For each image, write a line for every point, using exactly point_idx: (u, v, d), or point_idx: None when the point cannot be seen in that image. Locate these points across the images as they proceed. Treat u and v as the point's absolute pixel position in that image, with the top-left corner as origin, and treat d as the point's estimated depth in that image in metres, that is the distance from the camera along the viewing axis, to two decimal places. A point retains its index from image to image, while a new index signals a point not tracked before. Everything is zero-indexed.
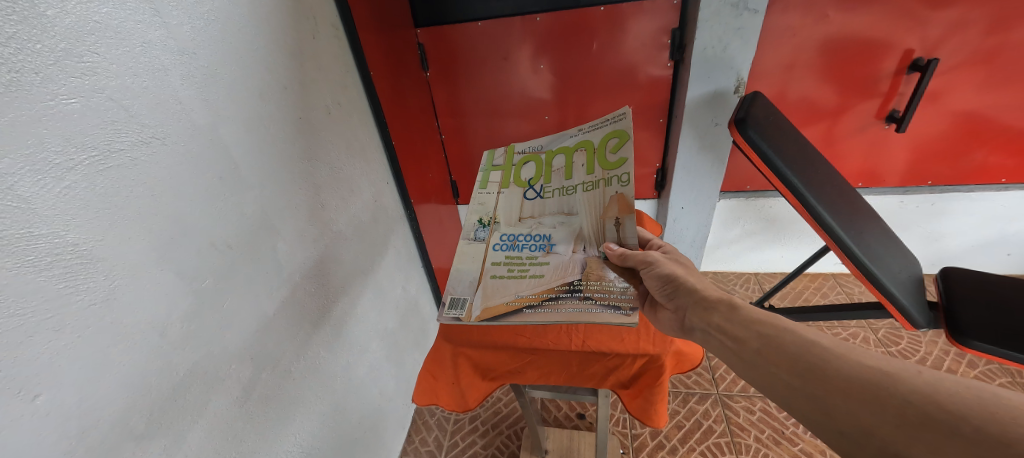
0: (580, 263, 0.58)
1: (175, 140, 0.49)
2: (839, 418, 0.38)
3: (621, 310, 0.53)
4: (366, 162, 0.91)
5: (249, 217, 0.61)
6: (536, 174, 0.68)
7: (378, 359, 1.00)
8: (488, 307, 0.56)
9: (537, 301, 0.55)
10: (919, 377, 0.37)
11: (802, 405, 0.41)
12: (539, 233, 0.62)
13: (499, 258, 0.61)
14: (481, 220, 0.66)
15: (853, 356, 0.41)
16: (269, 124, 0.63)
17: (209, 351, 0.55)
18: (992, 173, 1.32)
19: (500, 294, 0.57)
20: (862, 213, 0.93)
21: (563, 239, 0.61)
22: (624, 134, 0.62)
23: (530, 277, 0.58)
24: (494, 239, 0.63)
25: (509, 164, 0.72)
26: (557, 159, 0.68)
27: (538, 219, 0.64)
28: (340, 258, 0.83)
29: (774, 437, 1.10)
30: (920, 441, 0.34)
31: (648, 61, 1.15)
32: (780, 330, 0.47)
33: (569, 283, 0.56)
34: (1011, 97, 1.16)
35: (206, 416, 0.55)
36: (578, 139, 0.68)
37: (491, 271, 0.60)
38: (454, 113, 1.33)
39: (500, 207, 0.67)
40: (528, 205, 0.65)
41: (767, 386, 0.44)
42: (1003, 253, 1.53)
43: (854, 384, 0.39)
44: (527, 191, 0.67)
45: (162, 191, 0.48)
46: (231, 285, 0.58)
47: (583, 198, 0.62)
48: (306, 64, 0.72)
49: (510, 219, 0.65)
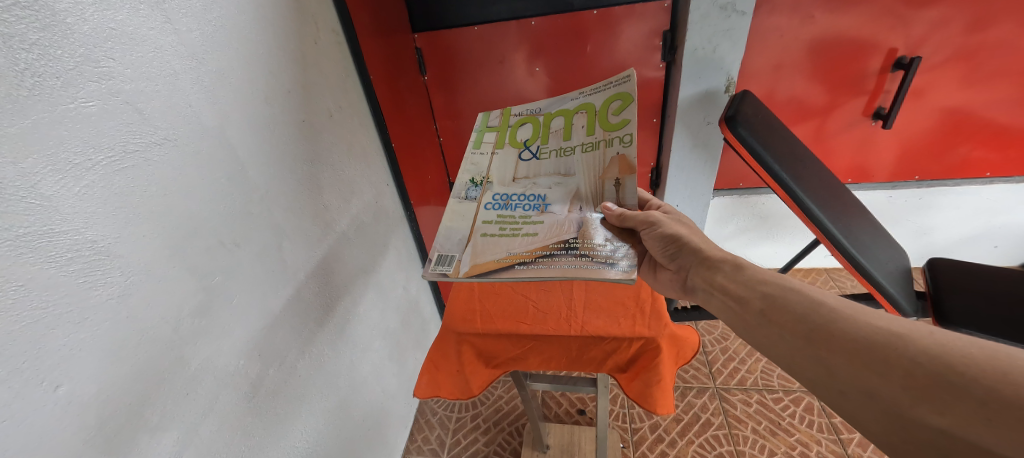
0: (576, 222, 0.59)
1: (186, 142, 0.51)
2: (842, 378, 0.39)
3: (619, 266, 0.53)
4: (367, 163, 0.93)
5: (256, 216, 0.62)
6: (532, 134, 0.70)
7: (380, 356, 1.01)
8: (478, 263, 0.56)
9: (530, 257, 0.55)
10: (931, 337, 0.37)
11: (804, 364, 0.42)
12: (533, 193, 0.64)
13: (489, 218, 0.62)
14: (473, 180, 0.67)
15: (860, 316, 0.41)
16: (273, 126, 0.65)
17: (219, 346, 0.56)
18: (976, 167, 1.35)
19: (490, 252, 0.57)
20: (849, 206, 0.95)
21: (558, 199, 0.62)
22: (628, 97, 0.64)
23: (521, 235, 0.59)
24: (486, 199, 0.65)
25: (505, 125, 0.73)
26: (556, 120, 0.70)
27: (531, 179, 0.65)
28: (343, 257, 0.85)
29: (771, 428, 1.12)
30: (926, 401, 0.35)
31: (641, 62, 1.18)
32: (786, 292, 0.48)
33: (565, 241, 0.56)
34: (991, 93, 1.19)
35: (217, 409, 0.56)
36: (579, 102, 0.69)
37: (481, 229, 0.61)
38: (452, 116, 1.35)
39: (494, 166, 0.69)
40: (523, 166, 0.67)
41: (774, 346, 0.46)
42: (990, 245, 1.56)
43: (858, 342, 0.39)
44: (523, 152, 0.69)
45: (174, 190, 0.50)
46: (240, 281, 0.59)
47: (581, 159, 0.64)
48: (309, 69, 0.74)
49: (503, 179, 0.67)
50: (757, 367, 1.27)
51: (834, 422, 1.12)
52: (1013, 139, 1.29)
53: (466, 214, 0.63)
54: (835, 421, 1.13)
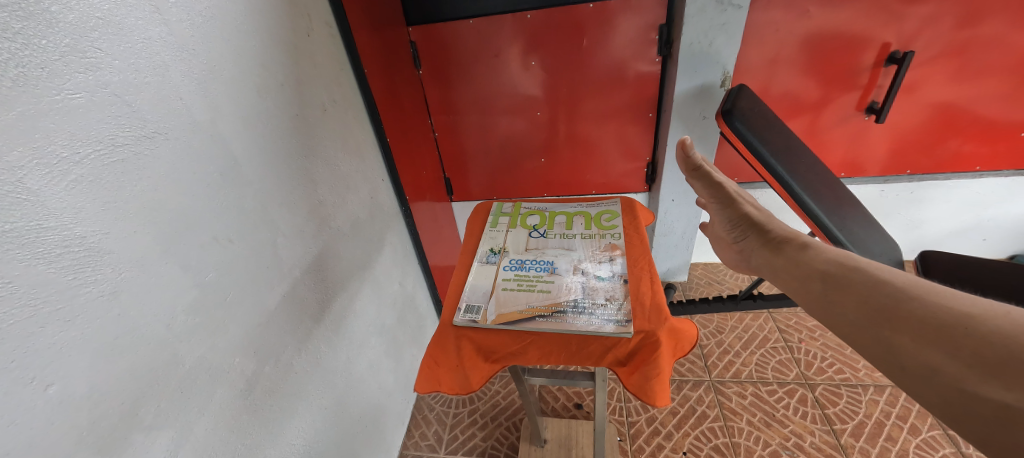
0: (580, 288, 0.56)
1: (176, 135, 0.50)
2: (903, 352, 0.42)
3: (617, 321, 0.51)
4: (362, 159, 0.92)
5: (250, 212, 0.61)
6: (540, 222, 0.69)
7: (377, 353, 1.01)
8: (502, 313, 0.53)
9: (549, 311, 0.53)
10: (1006, 317, 0.39)
11: (865, 339, 0.45)
12: (543, 259, 0.61)
13: (508, 275, 0.59)
14: (491, 249, 0.65)
15: (926, 296, 0.44)
16: (266, 120, 0.64)
17: (213, 343, 0.55)
18: (966, 161, 1.36)
19: (512, 303, 0.55)
20: (844, 201, 0.96)
21: (565, 265, 0.60)
22: (617, 212, 0.69)
23: (538, 291, 0.56)
24: (504, 263, 0.62)
25: (516, 212, 0.73)
26: (559, 216, 0.70)
27: (544, 250, 0.63)
28: (338, 253, 0.84)
29: (765, 420, 1.13)
30: (994, 378, 0.36)
31: (637, 57, 1.17)
32: (848, 270, 0.51)
33: (575, 300, 0.54)
34: (982, 88, 1.21)
35: (213, 407, 0.56)
36: (578, 208, 0.72)
37: (501, 285, 0.58)
38: (447, 111, 1.34)
39: (509, 239, 0.66)
40: (533, 241, 0.66)
41: (830, 321, 0.49)
42: (979, 238, 1.58)
43: (926, 320, 0.42)
44: (532, 232, 0.67)
45: (165, 185, 0.48)
46: (234, 278, 0.58)
47: (582, 242, 0.64)
48: (302, 62, 0.72)
49: (518, 248, 0.64)
50: (752, 361, 1.29)
51: (827, 413, 1.14)
52: (1002, 133, 1.29)
53: (488, 274, 0.60)
54: (828, 411, 1.14)
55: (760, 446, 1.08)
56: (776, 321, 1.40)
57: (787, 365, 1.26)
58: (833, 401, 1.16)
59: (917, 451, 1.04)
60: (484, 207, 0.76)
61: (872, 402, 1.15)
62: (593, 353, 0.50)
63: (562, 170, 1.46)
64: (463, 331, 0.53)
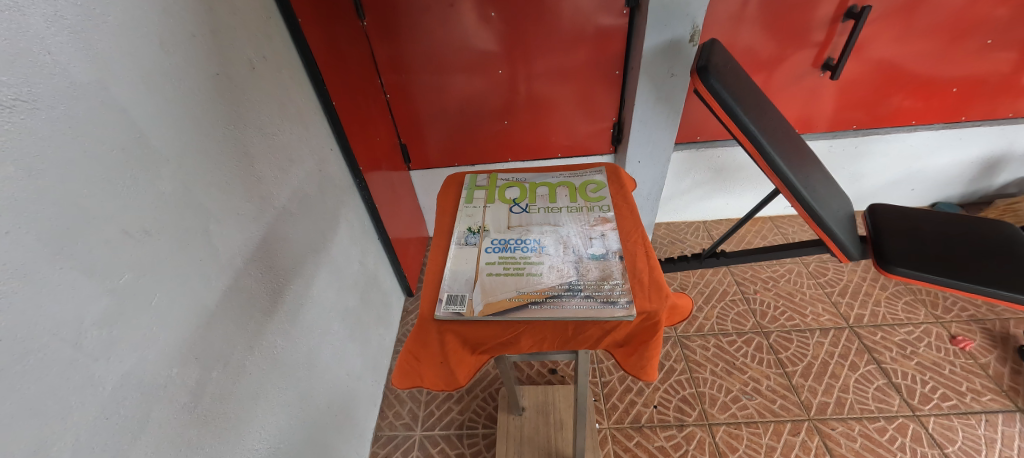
0: (573, 267, 0.52)
1: (50, 104, 0.38)
2: None
3: (619, 304, 0.47)
4: (299, 125, 0.80)
5: (169, 197, 0.51)
6: (520, 195, 0.64)
7: (339, 338, 0.94)
8: (490, 302, 0.48)
9: (540, 297, 0.48)
10: None
11: None
12: (529, 238, 0.56)
13: (491, 258, 0.53)
14: (469, 229, 0.58)
15: None
16: (177, 81, 0.52)
17: (141, 358, 0.46)
18: (904, 115, 1.44)
19: (500, 290, 0.49)
20: (806, 158, 0.97)
21: (554, 242, 0.55)
22: (602, 182, 0.65)
23: (526, 275, 0.51)
24: (485, 244, 0.56)
25: (493, 185, 0.66)
26: (540, 188, 0.65)
27: (528, 227, 0.58)
28: (286, 236, 0.74)
29: (726, 369, 1.20)
30: None
31: (602, 9, 1.10)
32: None
33: (568, 282, 0.50)
34: (925, 44, 1.25)
35: (150, 429, 0.47)
36: (560, 179, 0.67)
37: (485, 270, 0.52)
38: (397, 68, 1.20)
39: (488, 216, 0.60)
40: (515, 218, 0.60)
41: None
42: (908, 189, 1.70)
43: None
44: (513, 206, 0.62)
45: (41, 170, 0.37)
46: (159, 276, 0.49)
47: (568, 216, 0.59)
48: (216, 7, 0.59)
49: (499, 226, 0.58)
50: (713, 314, 1.35)
51: (780, 357, 1.22)
52: (937, 89, 1.37)
53: (468, 257, 0.54)
54: (781, 356, 1.22)
55: (723, 393, 1.15)
56: (733, 275, 1.47)
57: (744, 316, 1.34)
58: (785, 346, 1.25)
59: (856, 384, 1.15)
60: (456, 181, 0.69)
61: (818, 344, 1.25)
62: (590, 336, 0.48)
63: (524, 133, 1.39)
64: (446, 325, 0.47)
